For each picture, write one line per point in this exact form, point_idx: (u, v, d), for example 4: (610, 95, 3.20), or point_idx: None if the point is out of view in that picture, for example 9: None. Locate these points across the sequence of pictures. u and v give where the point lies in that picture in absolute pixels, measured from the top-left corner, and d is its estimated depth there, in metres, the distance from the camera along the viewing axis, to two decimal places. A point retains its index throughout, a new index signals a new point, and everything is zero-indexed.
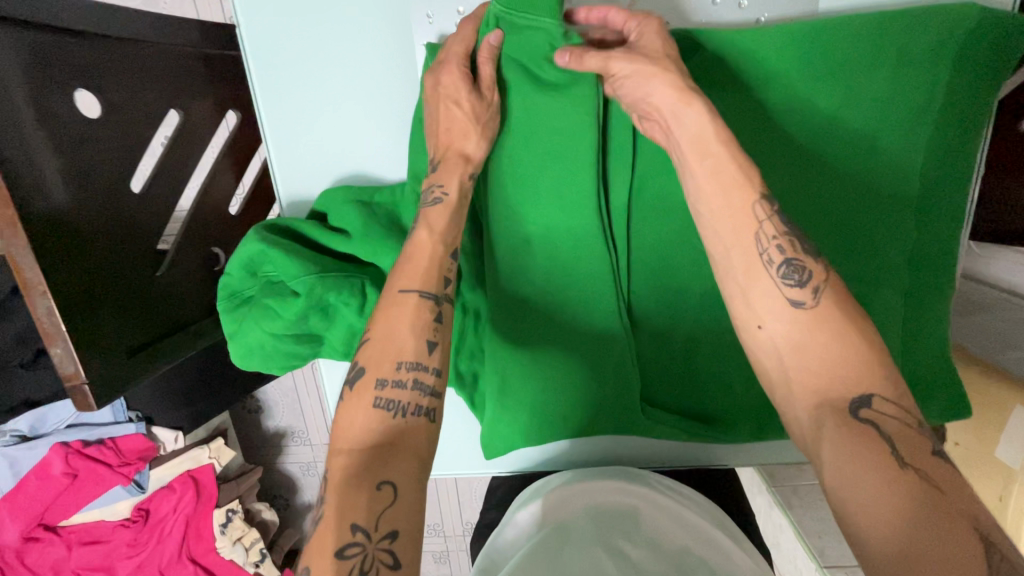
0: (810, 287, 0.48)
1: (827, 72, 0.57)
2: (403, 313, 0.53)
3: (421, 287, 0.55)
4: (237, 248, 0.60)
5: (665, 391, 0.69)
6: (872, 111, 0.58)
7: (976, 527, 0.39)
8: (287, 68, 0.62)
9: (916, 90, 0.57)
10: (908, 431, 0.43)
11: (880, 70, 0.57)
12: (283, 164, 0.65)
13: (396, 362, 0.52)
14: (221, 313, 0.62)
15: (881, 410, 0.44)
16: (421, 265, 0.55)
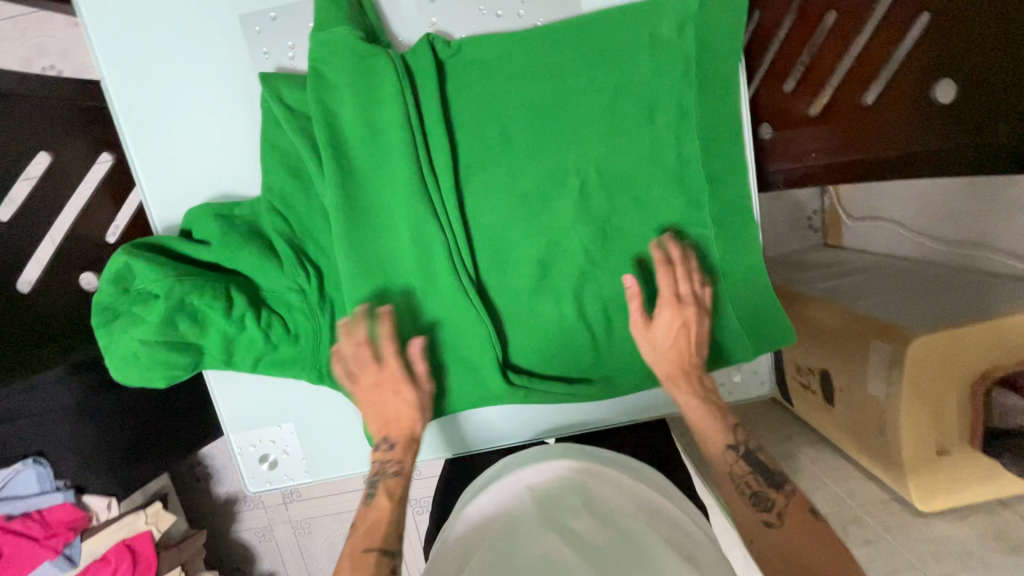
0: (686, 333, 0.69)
1: (602, 58, 0.68)
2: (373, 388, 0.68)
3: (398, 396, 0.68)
4: (106, 266, 0.66)
5: (529, 358, 0.76)
6: (647, 86, 0.68)
7: (766, 489, 0.63)
8: (146, 109, 0.71)
9: (675, 64, 0.68)
10: (734, 450, 0.65)
11: (642, 51, 0.68)
12: (152, 193, 0.73)
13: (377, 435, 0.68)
14: (95, 328, 0.67)
15: (733, 461, 0.65)
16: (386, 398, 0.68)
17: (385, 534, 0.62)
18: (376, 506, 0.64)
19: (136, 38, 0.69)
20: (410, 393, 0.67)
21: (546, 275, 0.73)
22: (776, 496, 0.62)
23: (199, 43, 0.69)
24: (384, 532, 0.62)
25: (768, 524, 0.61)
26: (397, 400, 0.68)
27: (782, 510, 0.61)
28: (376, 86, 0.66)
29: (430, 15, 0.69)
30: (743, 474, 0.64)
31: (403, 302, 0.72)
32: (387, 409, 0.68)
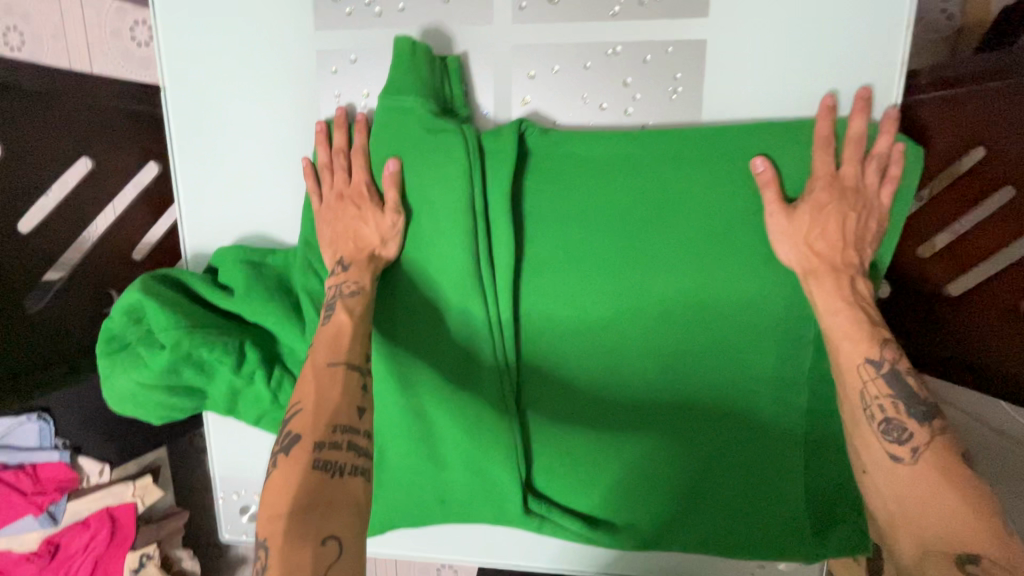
0: (912, 447, 0.46)
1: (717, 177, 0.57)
2: (331, 389, 0.51)
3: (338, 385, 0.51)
4: (121, 296, 0.60)
5: (554, 487, 0.66)
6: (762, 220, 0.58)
7: (903, 418, 0.47)
8: (204, 132, 0.65)
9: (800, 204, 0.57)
10: (877, 365, 0.48)
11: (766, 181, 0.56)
12: (193, 219, 0.68)
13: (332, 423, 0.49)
14: (98, 356, 0.62)
15: (869, 377, 0.49)
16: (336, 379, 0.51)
17: (325, 420, 0.49)
18: (334, 346, 0.52)
19: (208, 57, 0.63)
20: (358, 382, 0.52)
21: (592, 403, 0.64)
22: (916, 430, 0.46)
23: (271, 73, 0.63)
24: (345, 376, 0.51)
25: (896, 459, 0.46)
26: (349, 389, 0.52)
27: (924, 446, 0.46)
28: (442, 161, 0.57)
29: (525, 92, 0.60)
30: (878, 396, 0.48)
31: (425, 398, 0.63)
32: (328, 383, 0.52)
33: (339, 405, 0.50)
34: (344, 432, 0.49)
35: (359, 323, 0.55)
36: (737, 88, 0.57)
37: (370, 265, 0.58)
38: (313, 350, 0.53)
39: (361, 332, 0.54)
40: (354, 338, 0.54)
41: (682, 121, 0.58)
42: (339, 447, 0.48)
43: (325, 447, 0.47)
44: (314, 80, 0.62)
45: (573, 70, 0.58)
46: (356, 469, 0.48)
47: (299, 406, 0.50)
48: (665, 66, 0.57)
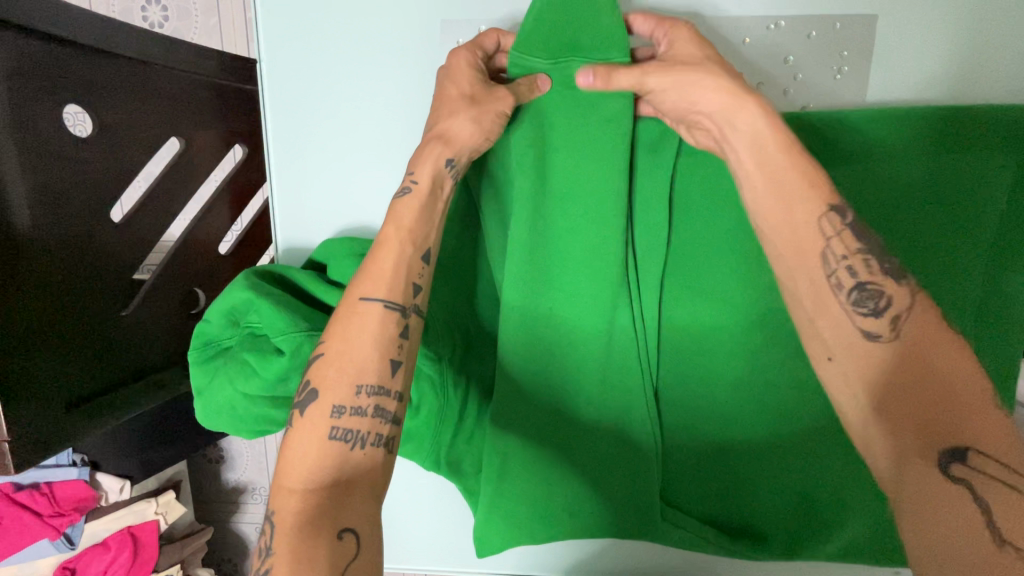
0: (890, 316, 0.42)
1: (889, 155, 0.53)
2: (363, 329, 0.47)
3: (386, 298, 0.48)
4: (218, 294, 0.53)
5: (685, 493, 0.63)
6: (937, 206, 0.53)
7: (880, 280, 0.43)
8: (301, 111, 0.58)
9: (982, 187, 0.52)
10: (842, 214, 0.45)
11: (941, 158, 0.52)
12: (286, 209, 0.61)
13: (356, 386, 0.46)
14: (190, 367, 0.54)
15: (835, 232, 0.45)
16: (365, 328, 0.47)
17: (350, 378, 0.46)
18: (375, 281, 0.48)
19: (313, 26, 0.56)
20: (391, 325, 0.47)
21: (737, 407, 0.59)
22: (895, 292, 0.43)
23: (387, 45, 0.56)
24: (378, 318, 0.47)
25: (873, 336, 0.43)
26: (369, 338, 0.46)
27: (905, 313, 0.42)
28: (595, 142, 0.52)
29: None
30: (846, 256, 0.44)
31: (560, 404, 0.59)
32: (355, 336, 0.47)
33: (373, 360, 0.46)
34: (372, 394, 0.46)
35: (406, 243, 0.49)
36: (905, 72, 0.54)
37: (433, 150, 0.50)
38: (351, 285, 0.49)
39: (404, 257, 0.49)
40: (396, 270, 0.48)
41: (843, 103, 0.55)
42: (365, 412, 0.45)
43: (347, 413, 0.45)
44: (434, 53, 0.56)
45: (730, 48, 0.54)
46: (379, 439, 0.45)
47: (322, 353, 0.47)
48: (831, 43, 0.53)
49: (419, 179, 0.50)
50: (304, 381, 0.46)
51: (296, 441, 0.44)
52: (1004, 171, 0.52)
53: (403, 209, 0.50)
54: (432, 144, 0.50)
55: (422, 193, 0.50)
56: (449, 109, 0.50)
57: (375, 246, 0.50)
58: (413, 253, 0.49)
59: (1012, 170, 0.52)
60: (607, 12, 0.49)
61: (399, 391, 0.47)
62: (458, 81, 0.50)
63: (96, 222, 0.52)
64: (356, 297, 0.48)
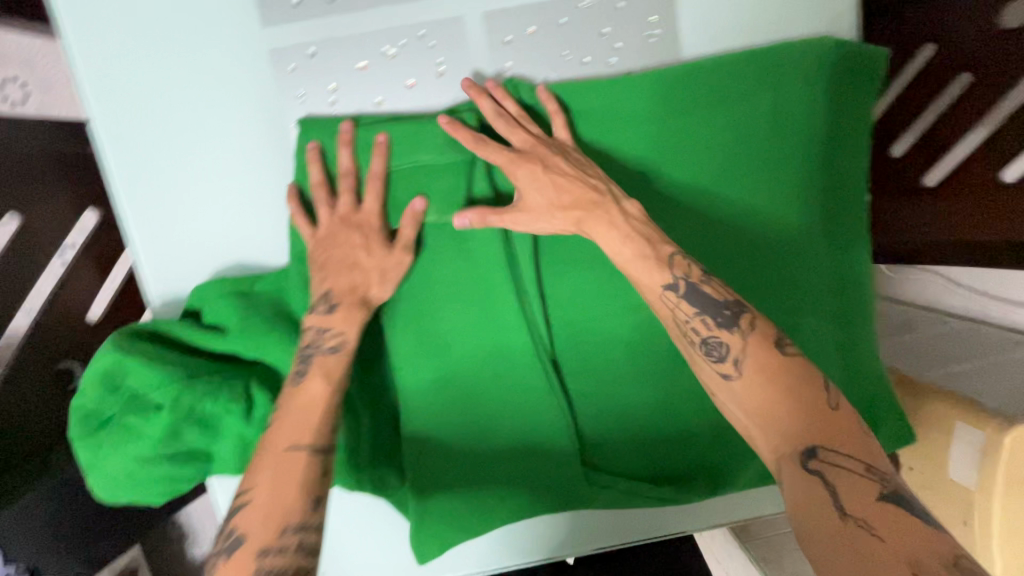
0: (732, 359, 0.44)
1: (713, 100, 0.58)
2: (287, 472, 0.45)
3: (312, 441, 0.47)
4: (90, 364, 0.52)
5: (610, 457, 0.64)
6: (762, 141, 0.59)
7: (717, 332, 0.45)
8: (147, 161, 0.57)
9: (796, 116, 0.59)
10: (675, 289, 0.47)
11: (761, 99, 0.58)
12: (152, 262, 0.59)
13: (281, 526, 0.43)
14: (74, 443, 0.52)
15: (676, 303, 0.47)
16: (291, 477, 0.45)
17: (276, 521, 0.43)
18: (300, 425, 0.47)
19: (139, 74, 0.55)
20: (317, 473, 0.46)
21: (633, 362, 0.62)
22: (729, 337, 0.44)
23: (220, 82, 0.56)
24: (307, 463, 0.46)
25: (725, 376, 0.44)
26: (296, 490, 0.44)
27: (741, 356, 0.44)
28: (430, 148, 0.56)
29: (506, 58, 0.57)
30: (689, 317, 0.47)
31: (468, 396, 0.60)
32: (276, 488, 0.44)
33: (297, 502, 0.44)
34: (298, 529, 0.43)
35: (331, 390, 0.50)
36: (715, 27, 0.59)
37: (356, 308, 0.53)
38: (273, 431, 0.47)
39: (333, 404, 0.49)
40: (325, 411, 0.48)
41: (664, 62, 0.58)
42: (288, 550, 0.42)
43: (272, 555, 0.42)
44: (269, 80, 0.56)
45: (550, 29, 0.57)
46: None
47: (249, 499, 0.44)
48: (640, 9, 0.57)
49: (348, 337, 0.52)
50: (226, 532, 0.43)
51: None
52: (817, 103, 0.59)
53: (332, 363, 0.51)
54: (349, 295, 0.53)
55: (350, 352, 0.52)
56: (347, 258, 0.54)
57: (298, 389, 0.49)
58: (337, 396, 0.50)
59: (824, 101, 0.59)
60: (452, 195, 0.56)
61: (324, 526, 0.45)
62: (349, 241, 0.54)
63: None
64: (286, 445, 0.46)
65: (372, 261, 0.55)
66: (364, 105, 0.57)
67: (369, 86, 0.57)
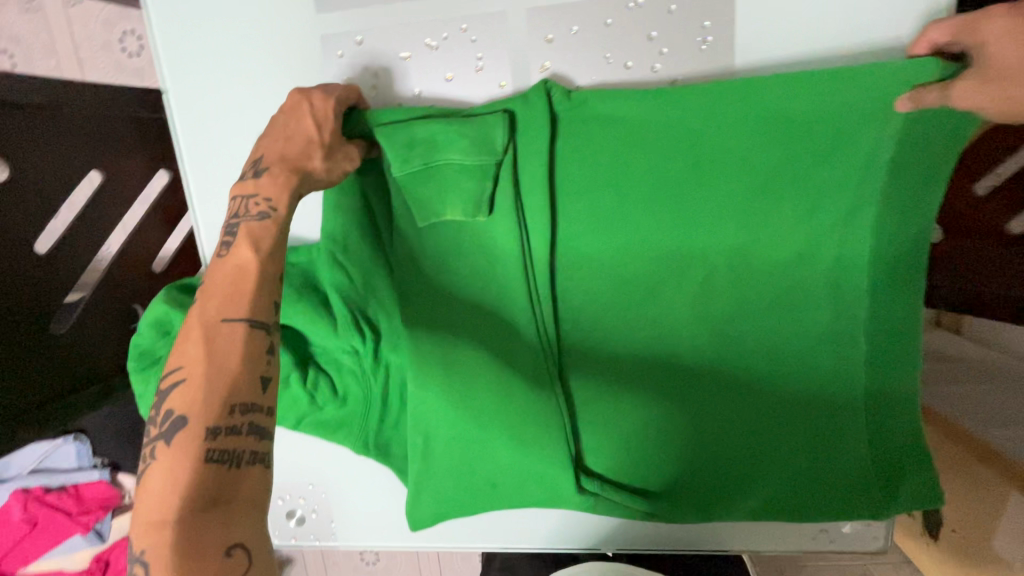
0: None
1: (764, 119, 0.55)
2: (226, 347, 0.42)
3: (249, 312, 0.43)
4: (146, 309, 0.60)
5: (609, 467, 0.64)
6: (808, 168, 0.56)
7: None
8: (209, 132, 0.63)
9: (854, 149, 0.55)
10: None
11: (820, 122, 0.54)
12: (208, 224, 0.66)
13: (228, 402, 0.40)
14: (130, 374, 0.60)
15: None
16: (231, 348, 0.42)
17: (219, 398, 0.40)
18: (232, 298, 0.43)
19: (207, 52, 0.60)
20: (262, 342, 0.43)
21: (637, 371, 0.63)
22: None
23: (275, 63, 0.60)
24: (243, 338, 0.42)
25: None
26: (238, 365, 0.41)
27: None
28: (453, 138, 0.56)
29: (544, 58, 0.57)
30: None
31: (470, 385, 0.61)
32: (218, 364, 0.41)
33: (240, 376, 0.41)
34: (245, 411, 0.40)
35: (263, 259, 0.46)
36: (773, 40, 0.56)
37: (289, 177, 0.50)
38: (203, 305, 0.43)
39: (266, 276, 0.46)
40: (261, 281, 0.45)
41: (709, 72, 0.56)
42: (240, 431, 0.39)
43: (222, 433, 0.39)
44: (319, 64, 0.60)
45: (593, 30, 0.56)
46: (257, 456, 0.40)
47: (183, 379, 0.41)
48: (692, 15, 0.55)
49: (278, 205, 0.49)
50: (165, 413, 0.40)
51: (156, 482, 0.37)
52: (882, 146, 0.54)
53: (261, 228, 0.47)
54: (291, 173, 0.50)
55: (280, 220, 0.48)
56: (297, 132, 0.52)
57: (225, 258, 0.46)
58: (273, 265, 0.46)
59: (891, 145, 0.54)
60: (467, 195, 0.57)
61: (272, 403, 0.42)
62: (319, 124, 0.53)
63: (28, 251, 0.56)
64: (217, 319, 0.43)
65: (320, 135, 0.53)
66: (406, 95, 0.60)
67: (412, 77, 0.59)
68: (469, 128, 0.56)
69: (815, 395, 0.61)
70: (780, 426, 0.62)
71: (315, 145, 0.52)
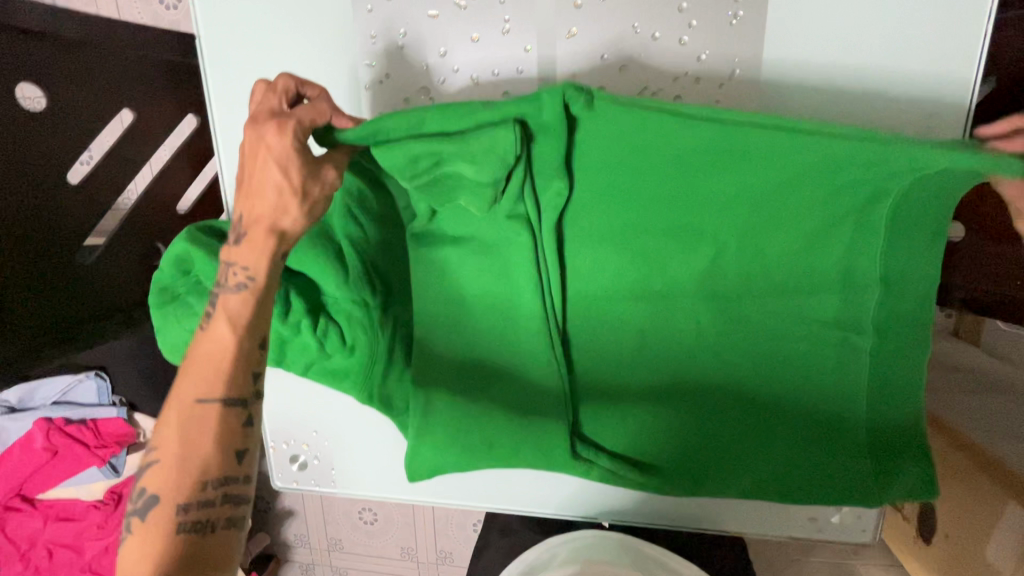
0: None
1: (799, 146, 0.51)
2: (199, 425, 0.46)
3: (223, 395, 0.47)
4: (169, 248, 0.62)
5: (605, 434, 0.66)
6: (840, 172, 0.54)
7: None
8: (239, 80, 0.64)
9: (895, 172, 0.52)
10: None
11: (883, 154, 0.49)
12: (232, 171, 0.68)
13: (201, 480, 0.45)
14: (151, 308, 0.63)
15: None
16: (205, 425, 0.46)
17: (191, 474, 0.45)
18: (207, 375, 0.47)
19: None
20: (237, 412, 0.47)
21: (640, 342, 0.64)
22: None
23: (305, 14, 0.61)
24: (215, 418, 0.46)
25: None
26: (209, 439, 0.46)
27: None
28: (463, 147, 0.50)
29: (571, 24, 0.58)
30: None
31: (477, 338, 0.65)
32: (191, 431, 0.45)
33: (214, 450, 0.46)
34: (220, 484, 0.45)
35: (240, 331, 0.48)
36: (797, 33, 0.58)
37: (268, 242, 0.49)
38: (180, 380, 0.47)
39: (240, 352, 0.48)
40: (236, 359, 0.48)
41: (735, 51, 0.58)
42: (213, 503, 0.45)
43: (193, 506, 0.44)
44: (347, 17, 0.60)
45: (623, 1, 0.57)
46: (231, 522, 0.45)
47: (157, 457, 0.46)
48: None
49: (255, 273, 0.49)
50: (139, 489, 0.45)
51: (134, 551, 0.44)
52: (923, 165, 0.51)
53: (236, 302, 0.49)
54: (261, 231, 0.49)
55: (260, 286, 0.49)
56: (258, 199, 0.49)
57: (203, 338, 0.48)
58: (250, 344, 0.49)
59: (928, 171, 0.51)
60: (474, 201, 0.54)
61: (249, 473, 0.47)
62: (284, 209, 0.49)
63: (55, 181, 0.59)
64: (192, 402, 0.46)
65: (286, 181, 0.48)
66: (429, 52, 0.60)
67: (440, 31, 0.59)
68: (484, 141, 0.49)
69: (818, 381, 0.61)
70: (777, 408, 0.62)
71: (286, 194, 0.48)
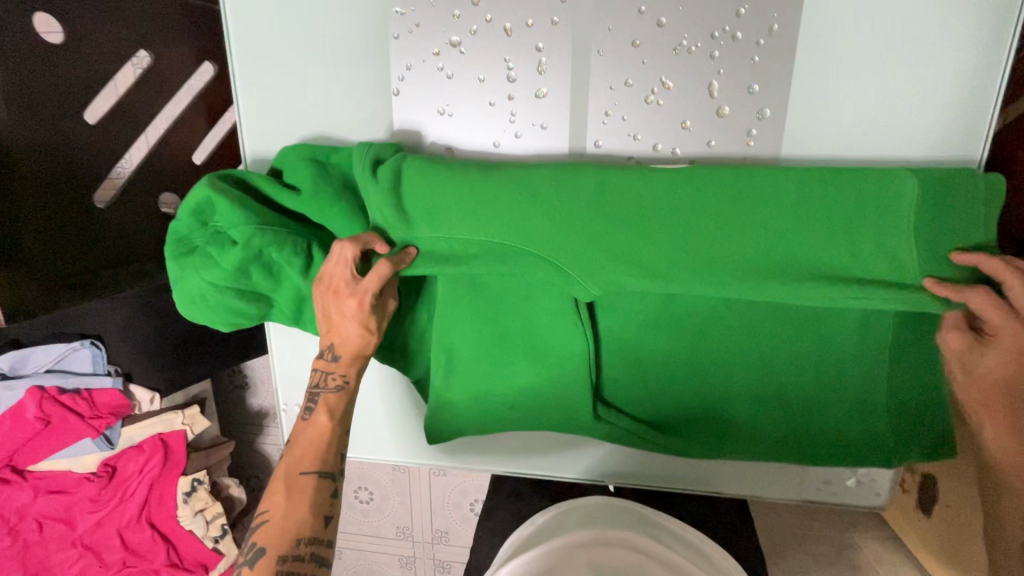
0: None
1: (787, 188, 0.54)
2: (301, 494, 0.59)
3: (319, 460, 0.61)
4: (187, 196, 0.60)
5: (626, 394, 0.66)
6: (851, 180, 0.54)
7: None
8: (260, 24, 0.63)
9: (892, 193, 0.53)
10: None
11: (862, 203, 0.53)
12: (251, 120, 0.66)
13: (296, 537, 0.57)
14: (168, 259, 0.61)
15: None
16: (297, 509, 0.58)
17: (290, 534, 0.57)
18: (306, 455, 0.61)
19: None
20: (328, 489, 0.60)
21: (669, 303, 0.62)
22: None
23: None
24: (311, 490, 0.60)
25: None
26: (302, 515, 0.58)
27: None
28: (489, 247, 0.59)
29: None
30: None
31: (501, 298, 0.63)
32: (290, 518, 0.58)
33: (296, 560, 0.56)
34: (310, 543, 0.57)
35: (332, 422, 0.63)
36: None
37: (358, 360, 0.62)
38: (285, 463, 0.61)
39: (333, 435, 0.62)
40: (330, 442, 0.62)
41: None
42: (304, 557, 0.56)
43: (289, 559, 0.55)
44: None
45: None
46: (320, 550, 0.57)
47: (266, 518, 0.58)
48: None
49: (347, 376, 0.63)
50: (249, 543, 0.57)
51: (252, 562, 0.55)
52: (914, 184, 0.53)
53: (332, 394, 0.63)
54: (355, 357, 0.62)
55: (350, 389, 0.63)
56: (338, 312, 0.59)
57: (306, 420, 0.62)
58: (333, 443, 0.62)
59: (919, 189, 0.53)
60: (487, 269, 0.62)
61: (330, 538, 0.59)
62: (364, 326, 0.60)
63: (75, 120, 0.63)
64: (296, 472, 0.60)
65: (363, 333, 0.60)
66: (469, 80, 0.61)
67: (478, 45, 0.60)
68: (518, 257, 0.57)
69: (844, 344, 0.61)
70: (803, 370, 0.62)
71: (362, 332, 0.60)
